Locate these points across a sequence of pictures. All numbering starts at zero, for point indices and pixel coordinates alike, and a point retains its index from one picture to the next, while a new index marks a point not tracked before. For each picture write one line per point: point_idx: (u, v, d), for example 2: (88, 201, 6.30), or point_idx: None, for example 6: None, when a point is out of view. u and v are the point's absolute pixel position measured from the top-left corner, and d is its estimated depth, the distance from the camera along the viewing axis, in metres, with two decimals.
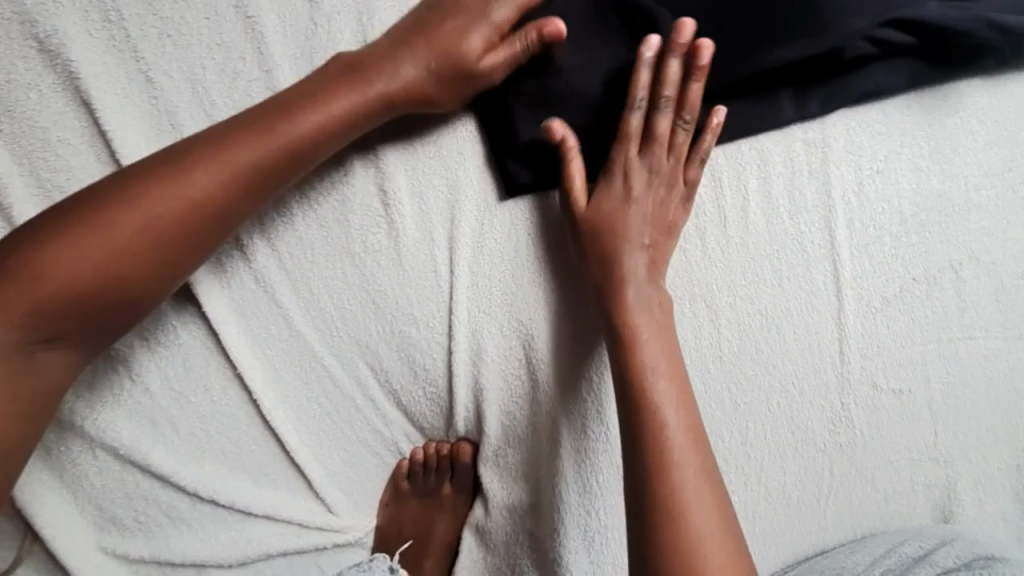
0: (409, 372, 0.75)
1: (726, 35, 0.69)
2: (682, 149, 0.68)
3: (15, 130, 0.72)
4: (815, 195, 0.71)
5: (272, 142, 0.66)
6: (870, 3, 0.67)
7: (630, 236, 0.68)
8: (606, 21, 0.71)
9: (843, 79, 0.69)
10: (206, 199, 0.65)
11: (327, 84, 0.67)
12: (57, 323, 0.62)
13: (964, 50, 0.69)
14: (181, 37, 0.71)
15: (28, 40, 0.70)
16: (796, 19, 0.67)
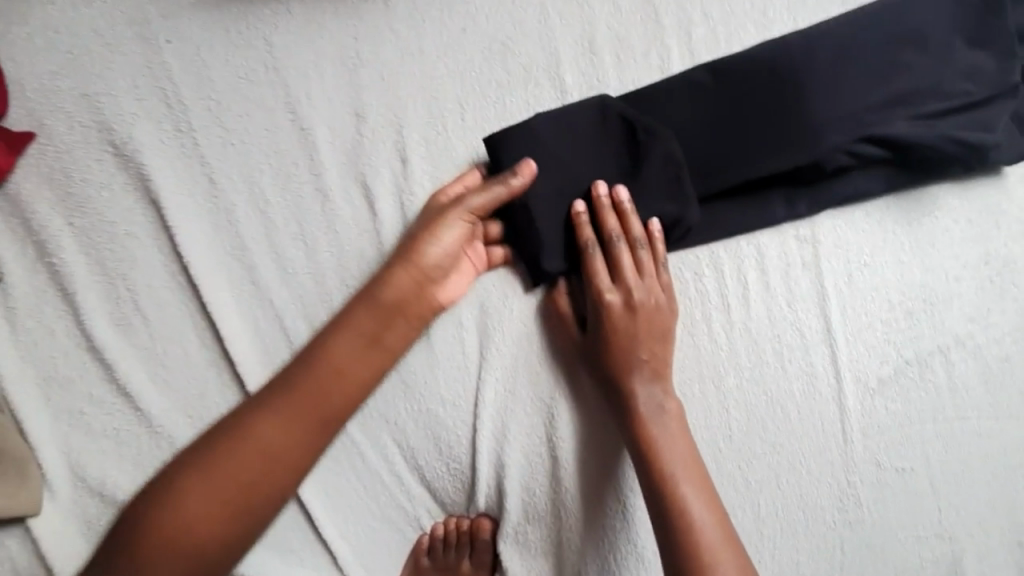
0: (434, 449, 0.79)
1: (719, 149, 0.78)
2: (648, 266, 0.76)
3: (85, 224, 0.80)
4: (810, 285, 0.77)
5: (389, 307, 0.74)
6: (845, 124, 0.77)
7: (631, 356, 0.74)
8: (616, 132, 0.78)
9: (823, 185, 0.78)
10: (345, 370, 0.74)
11: (422, 240, 0.76)
12: (140, 555, 0.66)
13: (934, 160, 0.77)
14: (242, 146, 0.81)
15: (106, 147, 0.81)
16: (779, 139, 0.77)
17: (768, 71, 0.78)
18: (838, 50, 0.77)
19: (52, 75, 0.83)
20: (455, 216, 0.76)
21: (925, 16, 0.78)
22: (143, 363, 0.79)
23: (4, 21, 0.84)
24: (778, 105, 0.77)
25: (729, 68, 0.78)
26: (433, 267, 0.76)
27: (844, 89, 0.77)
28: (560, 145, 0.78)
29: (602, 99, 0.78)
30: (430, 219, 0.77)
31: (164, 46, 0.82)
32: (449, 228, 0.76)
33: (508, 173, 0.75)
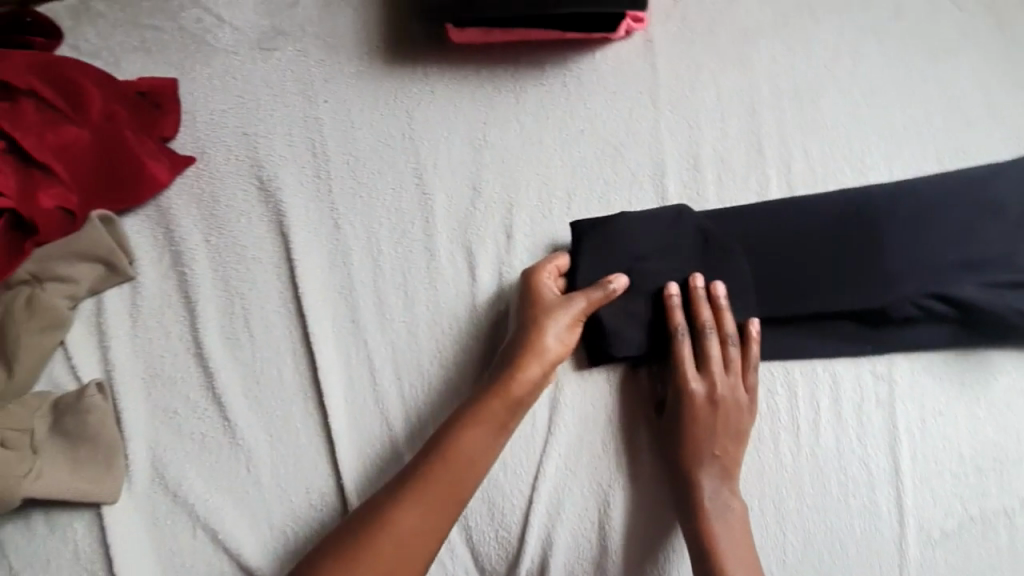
0: (487, 512, 0.81)
1: (789, 277, 0.82)
2: (738, 363, 0.79)
3: (220, 243, 0.90)
4: (881, 423, 0.79)
5: (514, 399, 0.77)
6: (916, 277, 0.79)
7: (706, 447, 0.77)
8: (689, 238, 0.83)
9: (884, 331, 0.81)
10: (469, 464, 0.74)
11: (544, 335, 0.78)
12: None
13: (993, 326, 0.79)
14: (369, 199, 0.91)
15: (253, 181, 0.92)
16: (847, 278, 0.80)
17: (843, 213, 0.82)
18: (911, 207, 0.81)
19: (221, 111, 0.95)
20: (574, 317, 0.80)
21: (1001, 190, 0.81)
22: (241, 377, 0.85)
23: (192, 61, 0.98)
24: (849, 247, 0.81)
25: (807, 203, 0.83)
26: (556, 360, 0.79)
27: (916, 243, 0.80)
28: (641, 243, 0.83)
29: (681, 207, 0.83)
30: (545, 313, 0.79)
31: (322, 105, 0.95)
32: (563, 324, 0.79)
33: (607, 279, 0.81)
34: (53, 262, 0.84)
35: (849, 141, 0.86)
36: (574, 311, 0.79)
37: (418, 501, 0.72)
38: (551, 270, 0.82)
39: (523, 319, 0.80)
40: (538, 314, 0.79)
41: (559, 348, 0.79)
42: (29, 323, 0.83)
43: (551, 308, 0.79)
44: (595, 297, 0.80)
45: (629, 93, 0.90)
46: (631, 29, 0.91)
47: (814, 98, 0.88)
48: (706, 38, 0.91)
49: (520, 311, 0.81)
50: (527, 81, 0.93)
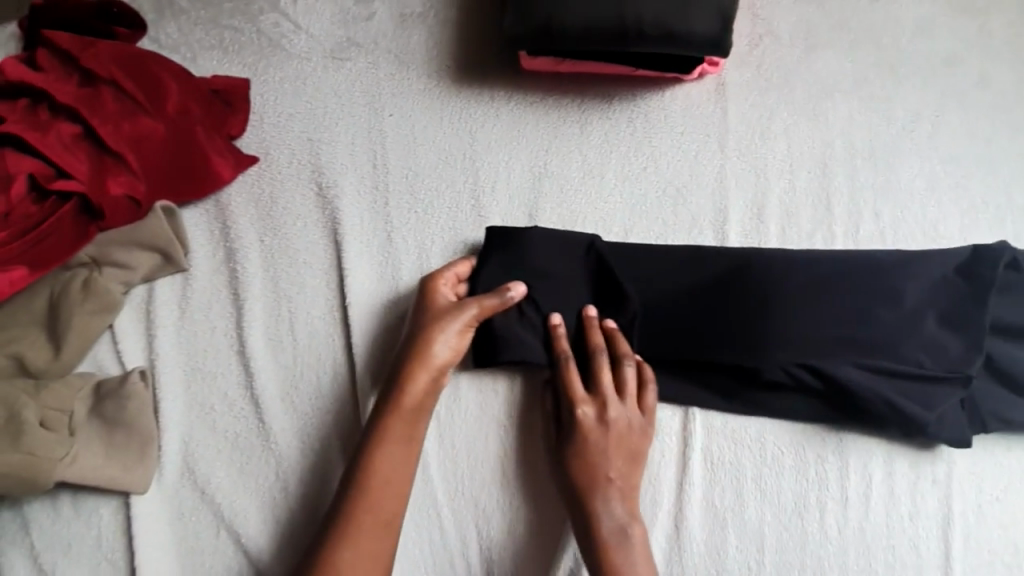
0: (512, 549, 0.77)
1: (681, 325, 0.79)
2: (630, 386, 0.76)
3: (273, 245, 0.91)
4: (935, 503, 0.75)
5: (410, 410, 0.74)
6: (795, 345, 0.76)
7: (600, 473, 0.73)
8: (591, 272, 0.83)
9: (744, 396, 0.77)
10: (383, 484, 0.72)
11: (432, 341, 0.76)
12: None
13: (863, 411, 0.74)
14: (424, 215, 0.91)
15: (312, 186, 0.93)
16: (728, 336, 0.77)
17: (736, 271, 0.80)
18: (812, 275, 0.78)
19: (288, 115, 0.97)
20: (463, 323, 0.77)
21: (908, 279, 0.77)
22: (280, 380, 0.85)
23: (266, 64, 1.00)
24: (729, 306, 0.78)
25: (714, 257, 0.81)
26: (444, 367, 0.76)
27: (799, 311, 0.77)
28: (542, 266, 0.82)
29: (593, 239, 0.83)
30: (433, 320, 0.77)
31: (387, 118, 0.96)
32: (454, 331, 0.76)
33: (504, 287, 0.79)
34: (111, 247, 0.87)
35: (922, 205, 0.84)
36: (467, 317, 0.77)
37: (354, 536, 0.69)
38: (445, 277, 0.81)
39: (415, 326, 0.78)
40: (428, 319, 0.77)
41: (452, 356, 0.77)
42: (82, 305, 0.84)
43: (441, 313, 0.78)
44: (485, 303, 0.78)
45: (697, 135, 0.89)
46: (705, 71, 0.91)
47: (888, 159, 0.86)
48: (780, 88, 0.90)
49: (413, 317, 0.80)
50: (592, 113, 0.93)
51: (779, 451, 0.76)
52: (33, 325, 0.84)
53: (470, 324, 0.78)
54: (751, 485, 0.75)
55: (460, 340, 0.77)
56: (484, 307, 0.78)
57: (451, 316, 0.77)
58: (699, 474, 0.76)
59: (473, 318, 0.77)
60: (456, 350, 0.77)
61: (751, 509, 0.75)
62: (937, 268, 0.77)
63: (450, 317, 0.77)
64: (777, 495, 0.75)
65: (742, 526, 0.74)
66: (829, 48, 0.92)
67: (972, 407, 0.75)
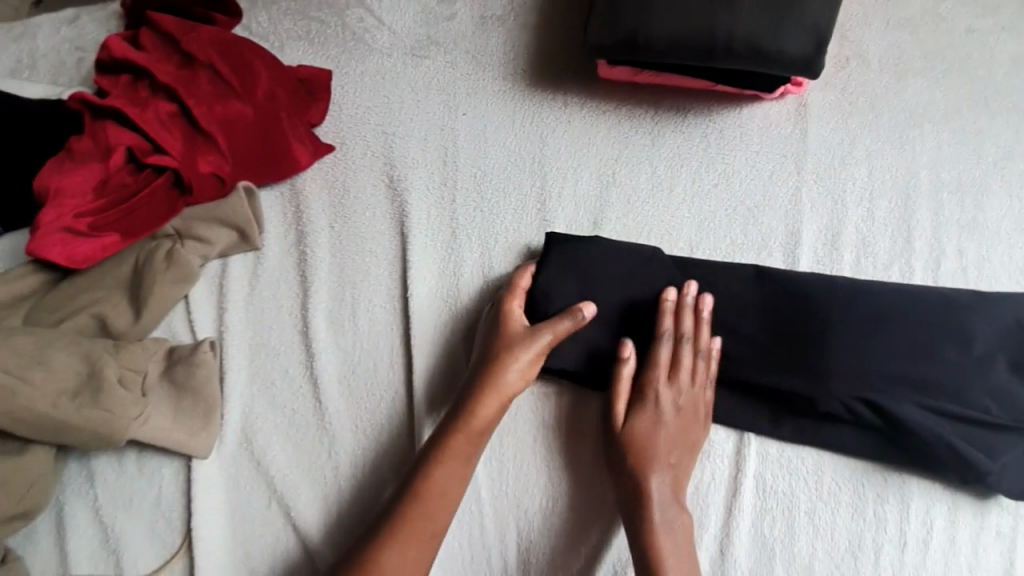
0: (551, 554, 0.77)
1: (738, 346, 0.77)
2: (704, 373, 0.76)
3: (342, 232, 0.94)
4: (1002, 559, 0.70)
5: (474, 432, 0.75)
6: (858, 377, 0.73)
7: (658, 454, 0.74)
8: (650, 283, 0.82)
9: (794, 424, 0.75)
10: (439, 490, 0.73)
11: (499, 368, 0.76)
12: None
13: (921, 452, 0.71)
14: (489, 215, 0.92)
15: (383, 178, 0.96)
16: (785, 361, 0.75)
17: (797, 296, 0.77)
18: (879, 307, 0.75)
19: (365, 108, 1.00)
20: (533, 350, 0.77)
21: (981, 320, 0.73)
22: (338, 363, 0.88)
23: (348, 57, 1.04)
24: (786, 331, 0.76)
25: (774, 280, 0.79)
26: (513, 395, 0.77)
27: (863, 343, 0.74)
28: (595, 272, 0.82)
29: (655, 250, 0.83)
30: (504, 343, 0.78)
31: (460, 117, 0.98)
32: (526, 358, 0.77)
33: (573, 309, 0.78)
34: (195, 223, 0.91)
35: (1010, 245, 0.80)
36: (538, 346, 0.77)
37: (409, 534, 0.71)
38: (517, 292, 0.82)
39: (485, 347, 0.79)
40: (498, 345, 0.78)
41: (521, 383, 0.77)
42: (164, 274, 0.88)
43: (511, 338, 0.78)
44: (554, 329, 0.78)
45: (772, 156, 0.88)
46: (786, 91, 0.89)
47: (975, 195, 0.82)
48: (864, 113, 0.88)
49: (484, 340, 0.81)
50: (665, 126, 0.92)
51: (837, 486, 0.74)
52: (117, 288, 0.89)
53: (541, 351, 0.77)
54: (803, 517, 0.73)
55: (528, 365, 0.77)
56: (554, 333, 0.78)
57: (520, 341, 0.77)
58: (749, 501, 0.74)
59: (542, 344, 0.77)
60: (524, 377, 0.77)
61: (801, 542, 0.73)
62: (1011, 311, 0.73)
63: (518, 343, 0.77)
64: (829, 530, 0.73)
65: (790, 558, 0.73)
66: (920, 75, 0.89)
67: None
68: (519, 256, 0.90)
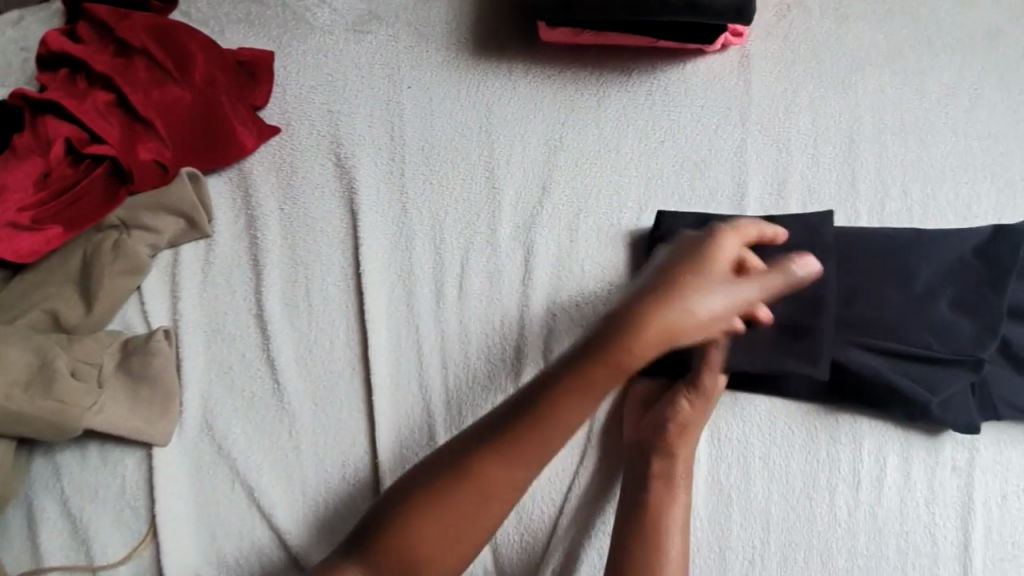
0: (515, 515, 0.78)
1: None
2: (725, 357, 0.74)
3: (292, 213, 0.93)
4: (955, 491, 0.71)
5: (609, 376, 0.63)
6: (800, 323, 0.73)
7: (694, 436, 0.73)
8: None
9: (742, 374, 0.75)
10: (541, 450, 0.66)
11: (692, 309, 0.61)
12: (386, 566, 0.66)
13: (863, 392, 0.72)
14: (440, 186, 0.91)
15: (330, 157, 0.95)
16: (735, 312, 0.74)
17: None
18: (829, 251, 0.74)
19: (310, 87, 0.99)
20: (740, 301, 0.62)
21: (923, 259, 0.73)
22: (295, 344, 0.88)
23: (290, 37, 1.02)
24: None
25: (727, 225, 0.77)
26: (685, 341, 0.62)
27: (812, 286, 0.73)
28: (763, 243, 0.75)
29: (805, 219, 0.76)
30: (712, 262, 0.63)
31: (405, 90, 0.96)
32: (723, 298, 0.62)
33: (787, 260, 0.65)
34: (141, 212, 0.90)
35: (954, 182, 0.80)
36: (747, 294, 0.63)
37: (475, 481, 0.66)
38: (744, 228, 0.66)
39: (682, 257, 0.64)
40: (708, 278, 0.62)
41: (705, 331, 0.62)
42: (112, 265, 0.88)
43: (730, 281, 0.63)
44: (763, 279, 0.64)
45: (717, 108, 0.87)
46: (728, 43, 0.89)
47: (920, 135, 0.82)
48: (808, 61, 0.87)
49: (680, 257, 0.64)
50: (611, 86, 0.91)
51: (790, 430, 0.74)
52: (67, 283, 0.88)
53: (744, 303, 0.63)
54: (758, 463, 0.74)
55: (722, 314, 0.62)
56: (762, 283, 0.64)
57: (734, 286, 0.62)
58: (705, 450, 0.75)
59: (748, 293, 0.63)
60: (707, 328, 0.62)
61: (757, 487, 0.73)
62: (952, 249, 0.73)
63: (735, 286, 0.62)
64: (785, 474, 0.73)
65: (747, 504, 0.73)
66: (863, 19, 0.88)
67: (982, 391, 0.71)
68: (469, 225, 0.89)
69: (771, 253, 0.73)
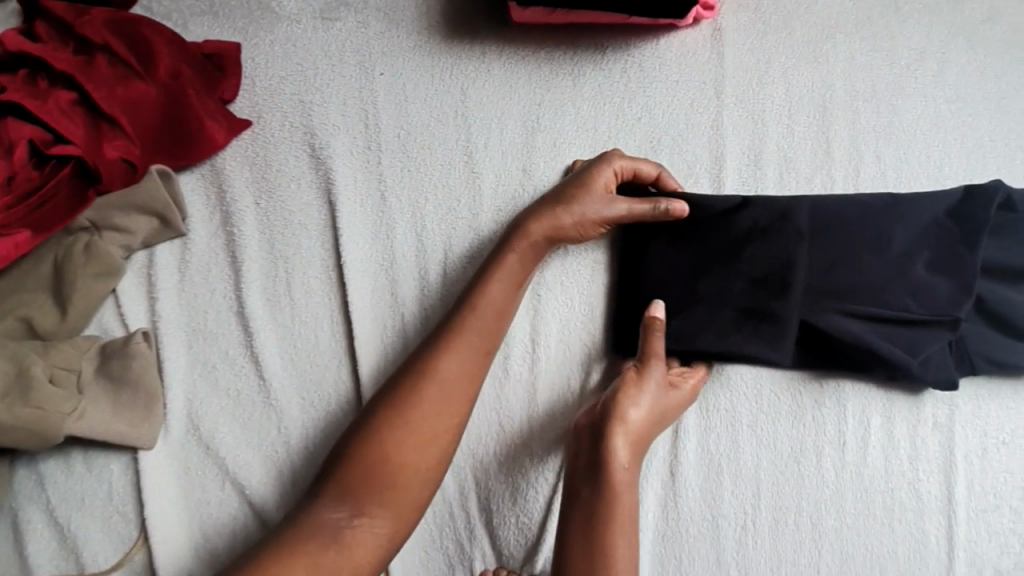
0: (510, 496, 0.78)
1: (670, 282, 0.78)
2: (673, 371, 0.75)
3: (269, 207, 0.91)
4: (937, 446, 0.73)
5: (510, 270, 0.77)
6: (781, 295, 0.74)
7: (642, 437, 0.71)
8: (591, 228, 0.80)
9: (722, 349, 0.75)
10: (478, 364, 0.74)
11: (568, 213, 0.77)
12: (368, 498, 0.67)
13: (846, 357, 0.73)
14: (418, 173, 0.90)
15: (305, 148, 0.93)
16: (718, 295, 0.76)
17: (722, 219, 0.77)
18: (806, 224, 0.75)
19: (280, 78, 0.97)
20: (615, 216, 0.77)
21: (898, 223, 0.74)
22: (278, 339, 0.87)
23: (256, 28, 1.00)
24: (716, 259, 0.77)
25: (704, 205, 0.78)
26: (561, 239, 0.78)
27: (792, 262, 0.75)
28: (742, 226, 0.77)
29: (784, 204, 0.76)
30: (593, 183, 0.78)
31: (378, 77, 0.95)
32: (594, 209, 0.77)
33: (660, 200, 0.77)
34: (111, 212, 0.88)
35: (925, 145, 0.81)
36: (617, 212, 0.77)
37: (429, 391, 0.71)
38: (629, 166, 0.79)
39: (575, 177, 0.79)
40: (581, 190, 0.77)
41: (575, 230, 0.78)
42: (84, 268, 0.86)
43: (589, 194, 0.77)
44: (642, 204, 0.77)
45: (691, 82, 0.87)
46: (699, 16, 0.89)
47: (891, 101, 0.83)
48: (779, 32, 0.87)
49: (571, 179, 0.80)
50: (586, 65, 0.91)
51: (775, 397, 0.75)
52: (39, 289, 0.86)
53: (615, 216, 0.78)
54: (746, 430, 0.75)
55: (594, 223, 0.78)
56: (638, 202, 0.77)
57: (603, 200, 0.77)
58: (694, 422, 0.76)
59: (623, 216, 0.77)
60: (582, 234, 0.78)
61: (746, 455, 0.75)
62: (927, 212, 0.74)
63: (606, 202, 0.77)
64: (772, 440, 0.74)
65: (737, 472, 0.74)
66: None
67: (960, 349, 0.73)
68: (450, 211, 0.88)
69: (745, 238, 0.76)
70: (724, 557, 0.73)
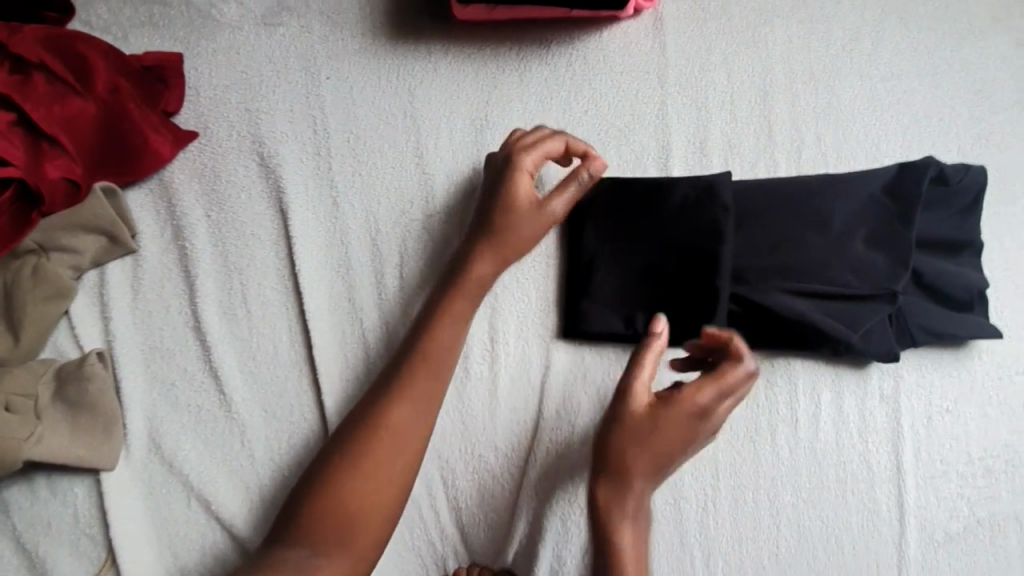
0: (478, 494, 0.79)
1: (618, 269, 0.80)
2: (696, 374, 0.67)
3: (221, 219, 0.90)
4: (885, 418, 0.75)
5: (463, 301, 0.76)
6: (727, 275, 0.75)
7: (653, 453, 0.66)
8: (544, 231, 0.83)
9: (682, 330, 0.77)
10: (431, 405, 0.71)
11: (504, 229, 0.77)
12: (331, 536, 0.65)
13: (794, 336, 0.75)
14: (370, 177, 0.90)
15: (254, 156, 0.92)
16: (666, 277, 0.78)
17: (653, 199, 0.79)
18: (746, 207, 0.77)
19: (224, 87, 0.95)
20: (548, 211, 0.78)
21: (837, 202, 0.76)
22: (237, 352, 0.86)
23: (198, 37, 0.98)
24: (658, 239, 0.79)
25: (632, 185, 0.81)
26: (511, 258, 0.78)
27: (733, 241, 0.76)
28: (674, 204, 0.78)
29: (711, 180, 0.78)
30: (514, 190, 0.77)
31: (324, 82, 0.94)
32: (529, 217, 0.77)
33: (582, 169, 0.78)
34: (57, 234, 0.86)
35: (863, 125, 0.83)
36: (551, 209, 0.78)
37: (386, 437, 0.69)
38: (533, 150, 0.78)
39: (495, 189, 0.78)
40: (510, 203, 0.77)
41: (521, 245, 0.78)
42: (34, 291, 0.85)
43: (517, 203, 0.77)
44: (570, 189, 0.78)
45: (636, 73, 0.88)
46: (641, 7, 0.89)
47: (829, 82, 0.85)
48: (718, 18, 0.88)
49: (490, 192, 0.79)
50: (532, 60, 0.91)
51: None
52: None
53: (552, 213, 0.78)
54: None
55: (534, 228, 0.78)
56: (564, 188, 0.78)
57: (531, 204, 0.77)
58: None
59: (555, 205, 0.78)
60: (524, 242, 0.78)
61: None
62: (864, 189, 0.76)
63: (534, 204, 0.78)
64: (728, 421, 0.76)
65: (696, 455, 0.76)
66: None
67: (901, 321, 0.75)
68: (403, 213, 0.88)
69: (681, 212, 0.78)
70: (688, 539, 0.75)
